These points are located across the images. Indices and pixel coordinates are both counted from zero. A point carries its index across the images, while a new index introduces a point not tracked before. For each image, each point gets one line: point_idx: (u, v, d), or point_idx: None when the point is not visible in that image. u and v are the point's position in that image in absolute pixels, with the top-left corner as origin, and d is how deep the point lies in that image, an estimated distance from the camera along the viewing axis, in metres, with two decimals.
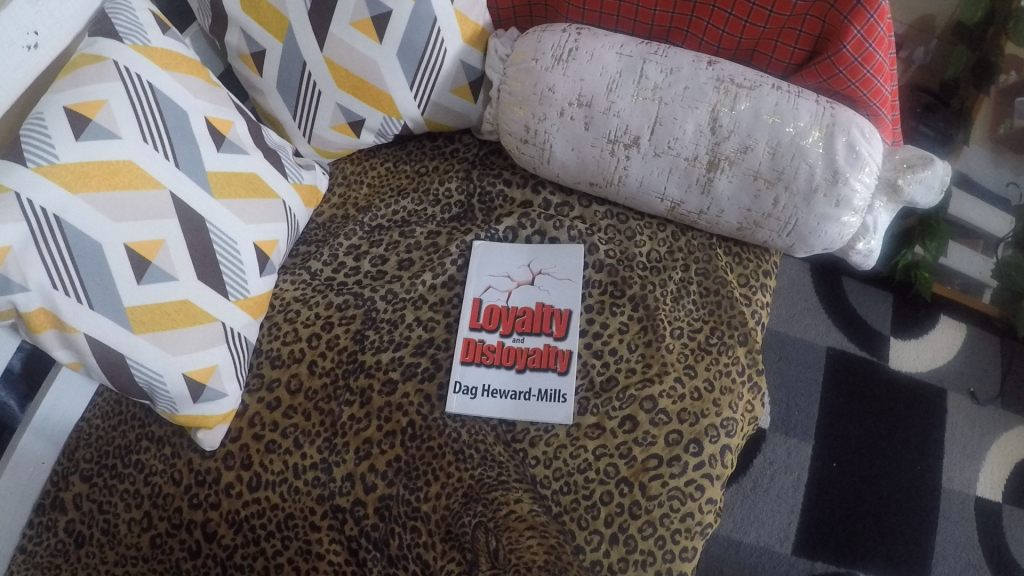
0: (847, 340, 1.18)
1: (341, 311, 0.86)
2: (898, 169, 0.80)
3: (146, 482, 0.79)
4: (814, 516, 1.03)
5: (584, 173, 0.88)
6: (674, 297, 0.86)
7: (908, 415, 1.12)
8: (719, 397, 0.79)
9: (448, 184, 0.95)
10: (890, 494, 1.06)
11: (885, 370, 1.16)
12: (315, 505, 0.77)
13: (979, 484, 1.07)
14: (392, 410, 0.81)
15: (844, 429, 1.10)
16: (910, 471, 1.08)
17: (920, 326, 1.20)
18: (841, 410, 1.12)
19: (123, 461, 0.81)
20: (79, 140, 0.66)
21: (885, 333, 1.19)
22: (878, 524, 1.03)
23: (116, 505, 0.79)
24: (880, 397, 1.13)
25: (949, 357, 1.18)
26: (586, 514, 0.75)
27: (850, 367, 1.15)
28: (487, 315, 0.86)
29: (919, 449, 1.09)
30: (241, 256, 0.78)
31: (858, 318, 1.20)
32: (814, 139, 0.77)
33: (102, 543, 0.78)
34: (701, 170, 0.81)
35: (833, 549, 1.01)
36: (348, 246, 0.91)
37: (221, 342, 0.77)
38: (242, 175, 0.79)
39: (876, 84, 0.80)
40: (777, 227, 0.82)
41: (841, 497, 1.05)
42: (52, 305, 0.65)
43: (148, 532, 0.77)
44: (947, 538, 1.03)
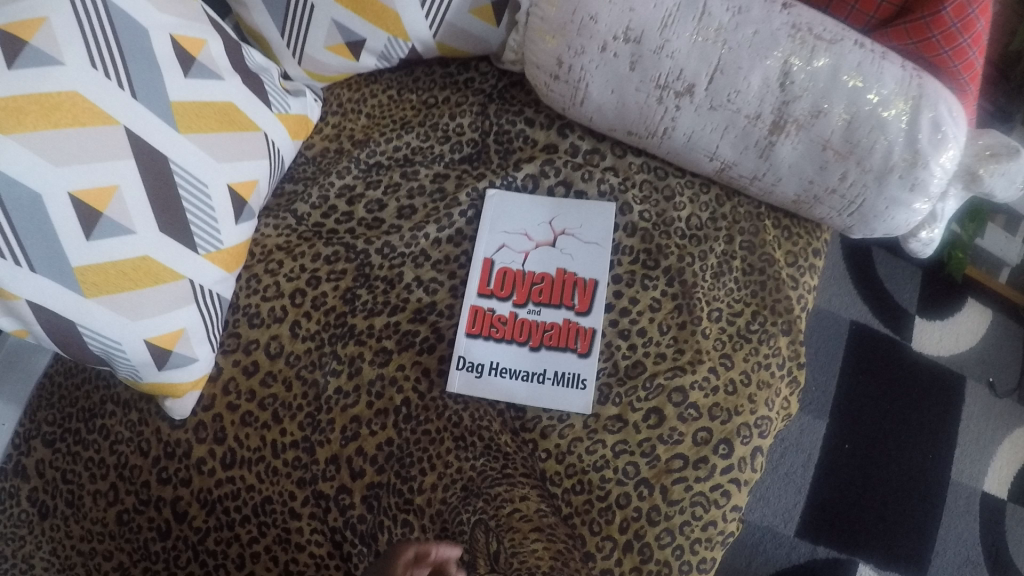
0: (871, 316, 1.10)
1: (330, 265, 0.75)
2: (979, 157, 0.70)
3: (112, 451, 0.71)
4: (822, 497, 0.98)
5: (623, 120, 0.76)
6: (714, 274, 0.76)
7: (925, 399, 1.05)
8: (756, 392, 0.72)
9: (460, 119, 0.82)
10: (900, 480, 1.00)
11: (907, 350, 1.08)
12: (295, 489, 0.68)
13: (987, 480, 1.02)
14: (384, 384, 0.71)
15: (861, 406, 1.04)
16: (922, 458, 1.02)
17: (947, 306, 1.12)
18: (859, 387, 1.05)
19: (87, 426, 0.73)
20: (12, 68, 0.53)
21: (912, 310, 1.11)
22: (882, 510, 0.98)
23: (81, 475, 0.71)
24: (899, 376, 1.06)
25: (972, 343, 1.10)
26: (599, 518, 0.67)
27: (872, 344, 1.08)
28: (499, 280, 0.76)
29: (933, 435, 1.03)
30: (213, 202, 0.66)
31: (884, 293, 1.12)
32: (896, 111, 0.66)
33: (66, 515, 0.71)
34: (762, 131, 0.70)
35: (839, 532, 0.97)
36: (341, 186, 0.79)
37: (189, 302, 0.66)
38: (216, 105, 0.65)
39: (970, 56, 0.68)
40: (839, 204, 0.73)
41: (851, 479, 0.99)
42: None
43: (115, 507, 0.70)
44: (949, 534, 0.98)
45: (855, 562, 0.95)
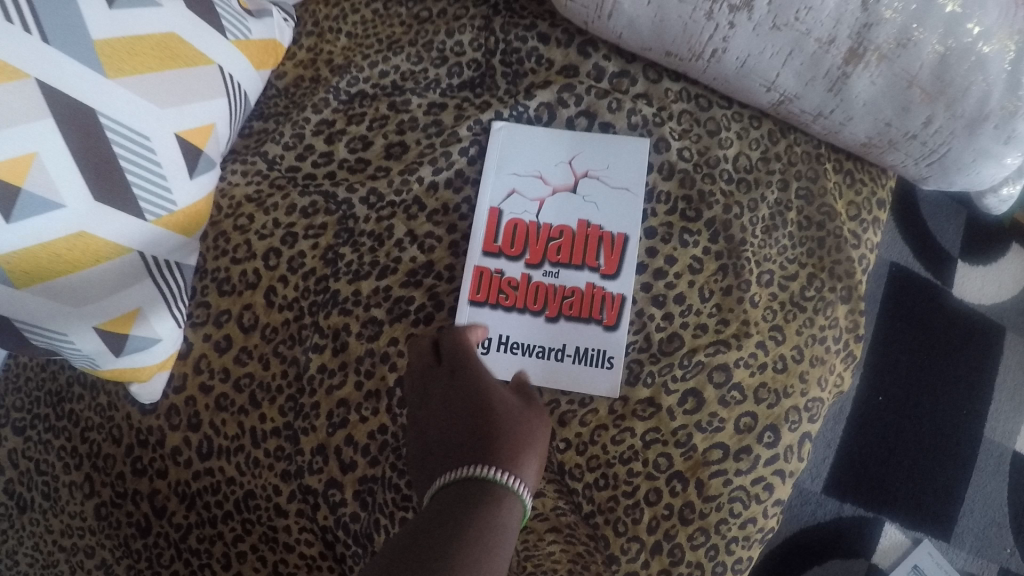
0: (912, 258, 0.99)
1: (308, 218, 0.63)
2: None
3: (84, 439, 0.66)
4: (851, 453, 0.91)
5: (662, 39, 0.62)
6: (765, 228, 0.64)
7: (962, 351, 0.95)
8: (808, 370, 0.62)
9: (459, 36, 0.68)
10: (931, 437, 0.92)
11: (949, 297, 0.97)
12: (279, 483, 0.60)
13: (1020, 438, 0.93)
14: (375, 362, 0.61)
15: (896, 355, 0.94)
16: (955, 413, 0.93)
17: (994, 248, 0.99)
18: (896, 335, 0.95)
19: (56, 412, 0.67)
20: None
21: (954, 253, 0.99)
22: (913, 467, 0.91)
23: (54, 466, 0.66)
24: (937, 324, 0.96)
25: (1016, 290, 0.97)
26: (625, 516, 0.59)
27: (912, 288, 0.97)
28: (508, 236, 0.64)
29: (969, 391, 0.94)
30: (160, 157, 0.55)
31: (926, 234, 0.99)
32: (997, 47, 0.55)
33: (44, 509, 0.67)
34: (836, 59, 0.58)
35: (868, 491, 0.90)
36: (318, 122, 0.66)
37: (143, 278, 0.57)
38: (155, 37, 0.54)
39: None
40: (917, 152, 0.62)
41: (882, 435, 0.92)
42: None
43: (92, 501, 0.65)
44: (977, 490, 0.91)
45: (882, 521, 0.90)
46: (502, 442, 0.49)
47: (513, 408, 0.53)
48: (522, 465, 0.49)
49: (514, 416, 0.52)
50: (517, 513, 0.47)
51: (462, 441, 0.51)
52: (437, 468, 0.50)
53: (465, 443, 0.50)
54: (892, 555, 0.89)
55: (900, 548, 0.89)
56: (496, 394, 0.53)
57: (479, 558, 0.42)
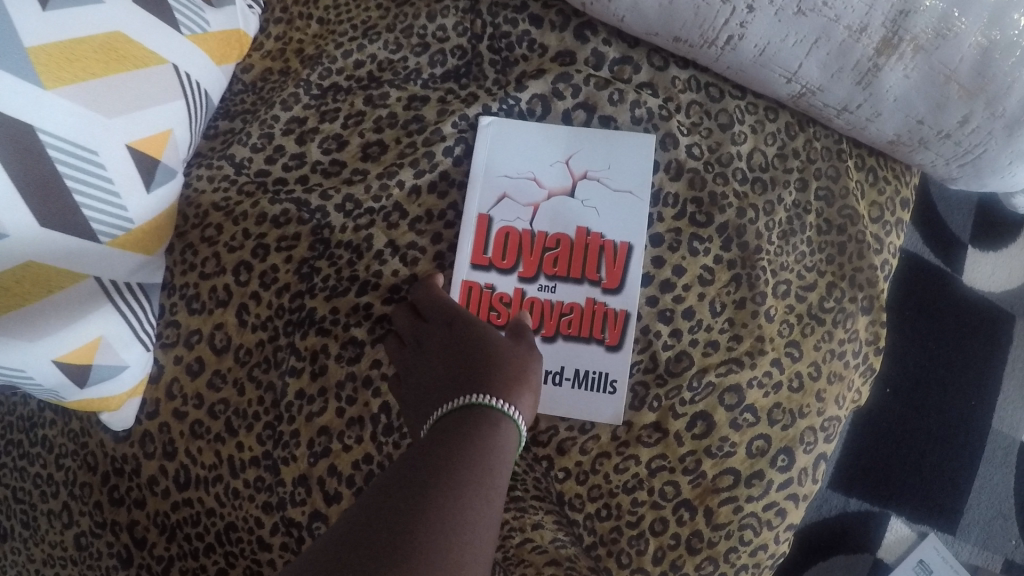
0: (921, 244, 0.93)
1: (280, 229, 0.58)
2: None
3: (58, 466, 0.61)
4: (856, 447, 0.88)
5: (669, 22, 0.56)
6: (782, 233, 0.59)
7: (971, 339, 0.91)
8: (826, 388, 0.57)
9: (442, 19, 0.62)
10: (939, 429, 0.88)
11: (958, 285, 0.92)
12: (261, 515, 0.56)
13: None
14: (357, 387, 0.56)
15: (903, 345, 0.90)
16: (962, 405, 0.89)
17: (1007, 233, 0.93)
18: (904, 324, 0.91)
19: (29, 437, 0.62)
20: None
21: (963, 239, 0.93)
22: (919, 462, 0.88)
23: (31, 494, 0.61)
24: (946, 311, 0.91)
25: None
26: (629, 548, 0.55)
27: (922, 276, 0.92)
28: (500, 246, 0.59)
29: (977, 380, 0.90)
30: (111, 172, 0.49)
31: (936, 219, 0.94)
32: None
33: (24, 538, 0.62)
34: (866, 49, 0.51)
35: (874, 485, 0.87)
36: (287, 120, 0.60)
37: (102, 302, 0.52)
38: (96, 39, 0.48)
39: None
40: (949, 152, 0.56)
41: (887, 427, 0.88)
42: None
43: (72, 530, 0.60)
44: (983, 483, 0.88)
45: (887, 515, 0.87)
46: (493, 378, 0.50)
47: (501, 343, 0.53)
48: (515, 394, 0.50)
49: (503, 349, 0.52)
50: (512, 438, 0.48)
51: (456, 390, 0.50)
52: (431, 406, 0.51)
53: (455, 383, 0.51)
54: (897, 550, 0.87)
55: (904, 542, 0.87)
56: (484, 334, 0.53)
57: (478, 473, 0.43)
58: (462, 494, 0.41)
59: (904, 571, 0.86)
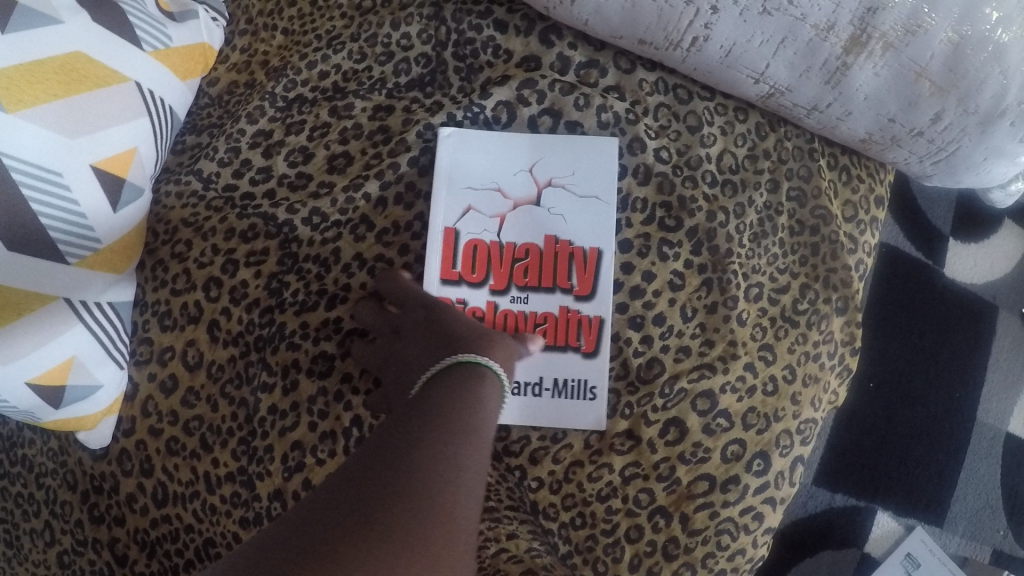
0: (903, 238, 0.92)
1: (248, 244, 0.58)
2: None
3: (39, 485, 0.61)
4: (842, 442, 0.87)
5: (633, 25, 0.55)
6: (753, 236, 0.58)
7: (954, 329, 0.90)
8: (801, 391, 0.57)
9: (406, 27, 0.61)
10: (924, 421, 0.88)
11: (941, 278, 0.91)
12: (239, 530, 0.57)
13: (1014, 419, 0.88)
14: (329, 401, 0.56)
15: (886, 338, 0.89)
16: (948, 397, 0.88)
17: (989, 225, 0.92)
18: (885, 318, 0.90)
19: (10, 456, 0.62)
20: None
21: (945, 232, 0.92)
22: (904, 454, 0.87)
23: (13, 513, 0.62)
24: (930, 302, 0.90)
25: (1009, 269, 0.91)
26: (605, 556, 0.56)
27: (904, 270, 0.91)
28: (469, 260, 0.59)
29: (961, 371, 0.89)
30: (75, 193, 0.49)
31: (917, 212, 0.92)
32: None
33: (10, 557, 0.63)
34: (834, 48, 0.50)
35: (860, 480, 0.87)
36: (253, 133, 0.60)
37: (73, 323, 0.52)
38: (55, 60, 0.48)
39: None
40: (923, 150, 0.55)
41: (872, 421, 0.88)
42: None
43: (54, 549, 0.61)
44: (970, 475, 0.87)
45: (873, 509, 0.86)
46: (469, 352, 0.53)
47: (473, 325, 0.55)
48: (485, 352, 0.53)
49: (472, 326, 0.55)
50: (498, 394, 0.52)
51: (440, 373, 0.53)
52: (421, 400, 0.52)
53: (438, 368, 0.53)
54: (885, 544, 0.86)
55: (891, 537, 0.86)
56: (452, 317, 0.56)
57: (454, 432, 0.46)
58: (445, 446, 0.45)
59: (891, 565, 0.85)
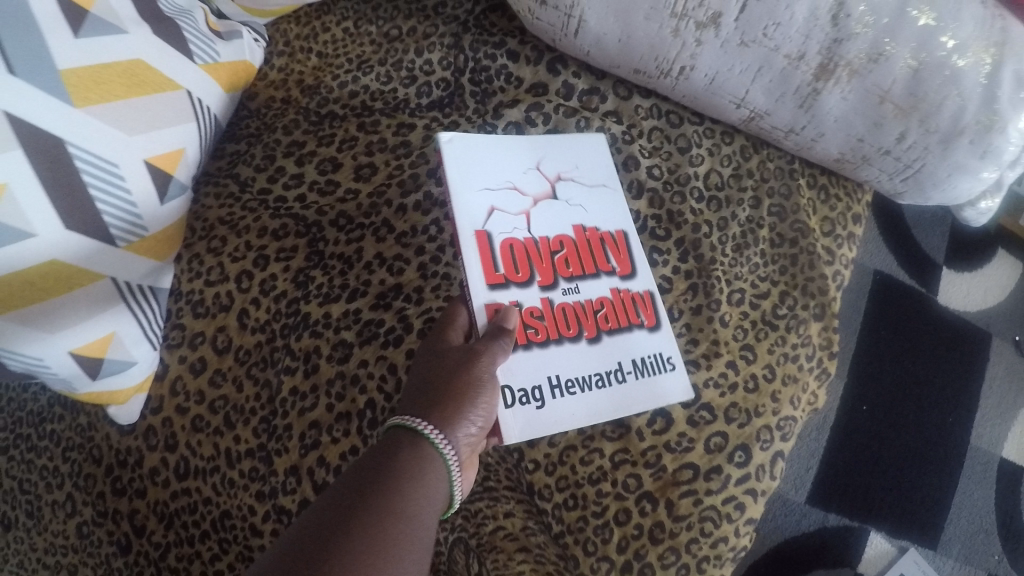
0: (899, 266, 1.05)
1: (279, 241, 0.64)
2: None
3: (65, 459, 0.66)
4: (837, 463, 0.93)
5: (628, 57, 0.62)
6: (736, 246, 0.64)
7: (947, 358, 1.00)
8: (780, 389, 0.62)
9: (428, 55, 0.69)
10: (918, 446, 0.95)
11: (934, 304, 1.03)
12: (255, 503, 0.61)
13: (1005, 446, 0.97)
14: (346, 384, 0.61)
15: (882, 364, 0.98)
16: (940, 422, 0.97)
17: (974, 257, 1.08)
18: (879, 342, 0.99)
19: (38, 431, 0.68)
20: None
21: (937, 261, 1.07)
22: (897, 476, 0.93)
23: (37, 485, 0.67)
24: (924, 332, 1.01)
25: (998, 299, 1.06)
26: (594, 536, 0.59)
27: (901, 297, 1.03)
28: (509, 260, 0.56)
29: (953, 398, 0.98)
30: (130, 183, 0.55)
31: (912, 243, 1.07)
32: (977, 61, 0.53)
33: (29, 527, 0.68)
34: (805, 75, 0.56)
35: (851, 500, 0.92)
36: (289, 142, 0.67)
37: (115, 300, 0.57)
38: (120, 65, 0.54)
39: None
40: (892, 168, 0.61)
41: (867, 442, 0.94)
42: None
43: (74, 519, 0.65)
44: (965, 499, 0.94)
45: (866, 529, 0.91)
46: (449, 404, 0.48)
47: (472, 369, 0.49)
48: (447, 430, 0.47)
49: (459, 379, 0.49)
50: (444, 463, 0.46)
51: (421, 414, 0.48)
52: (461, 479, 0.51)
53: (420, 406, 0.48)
54: (878, 563, 0.90)
55: (885, 556, 0.90)
56: (443, 361, 0.50)
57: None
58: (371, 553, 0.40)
59: None
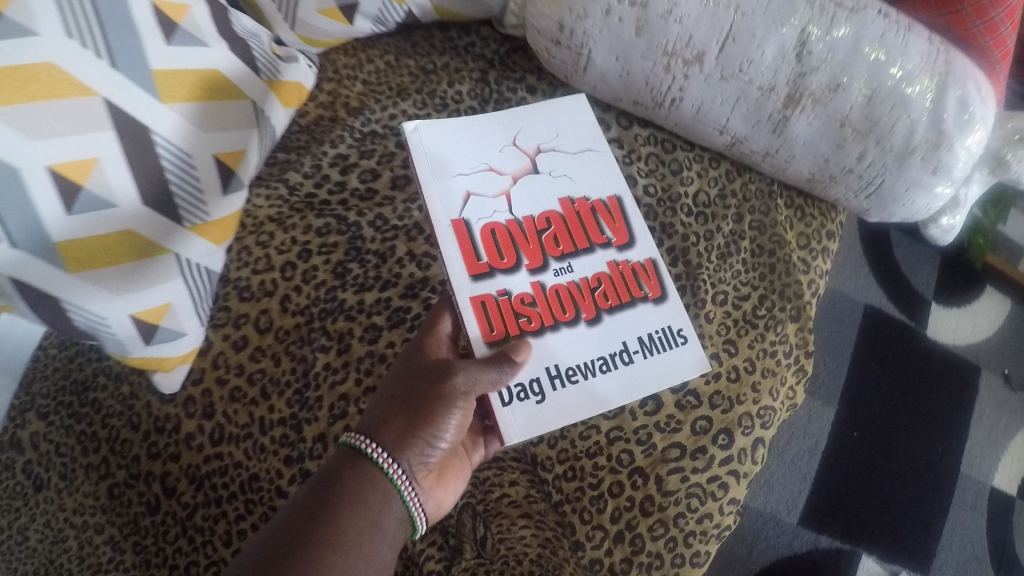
0: (888, 300, 1.14)
1: (322, 237, 0.73)
2: (1007, 141, 0.68)
3: (103, 425, 0.73)
4: (828, 486, 0.98)
5: (629, 89, 0.72)
6: (720, 254, 0.72)
7: (940, 388, 1.08)
8: (760, 380, 0.69)
9: (459, 87, 0.79)
10: (908, 471, 1.01)
11: (921, 337, 1.12)
12: (282, 467, 0.67)
13: (996, 475, 1.05)
14: (374, 361, 0.69)
15: (872, 391, 1.05)
16: (932, 450, 1.04)
17: (962, 295, 1.17)
18: (869, 371, 1.07)
19: (80, 399, 0.75)
20: (105, 35, 0.56)
21: (927, 297, 1.15)
22: (889, 500, 0.99)
23: (73, 448, 0.73)
24: (913, 364, 1.09)
25: (986, 334, 1.15)
26: (590, 506, 0.65)
27: (889, 330, 1.11)
28: (493, 249, 0.64)
29: (944, 429, 1.06)
30: (201, 173, 0.64)
31: (902, 278, 1.16)
32: (920, 87, 0.61)
33: (60, 488, 0.73)
34: (776, 104, 0.66)
35: (841, 523, 0.97)
36: (335, 156, 0.76)
37: (176, 275, 0.64)
38: (201, 72, 0.64)
39: (1003, 31, 0.64)
40: (856, 185, 0.69)
41: (856, 467, 1.00)
42: (70, 234, 0.56)
43: (106, 481, 0.71)
44: (957, 526, 1.00)
45: (858, 552, 0.96)
46: (410, 421, 0.55)
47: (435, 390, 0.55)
48: (402, 449, 0.55)
49: (432, 400, 0.55)
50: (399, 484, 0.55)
51: (389, 422, 0.56)
52: (432, 497, 0.59)
53: (391, 414, 0.56)
54: None
55: None
56: (418, 373, 0.57)
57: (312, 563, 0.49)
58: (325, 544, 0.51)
59: None
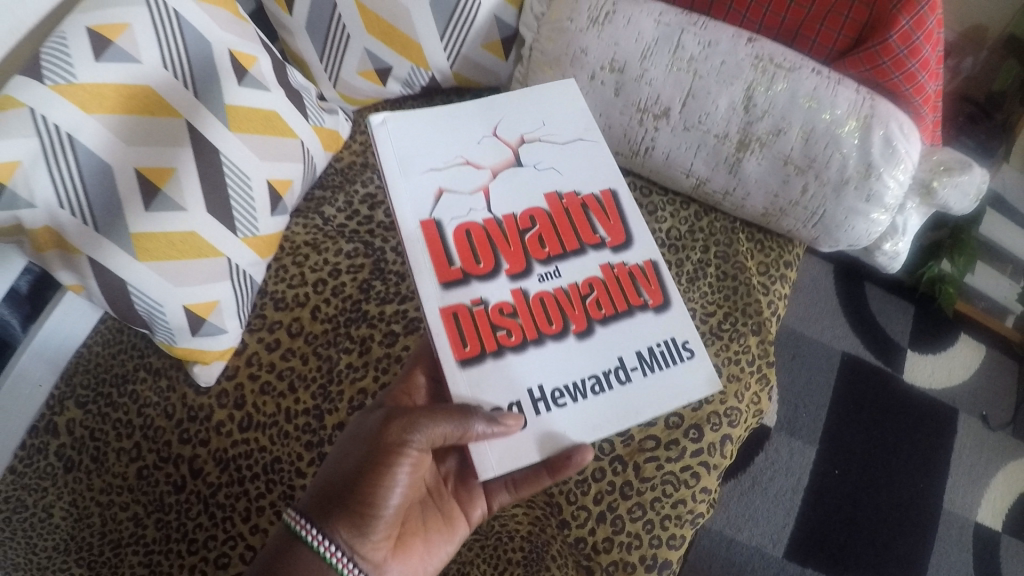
0: (864, 348, 1.24)
1: (350, 259, 0.85)
2: (933, 170, 0.78)
3: (140, 413, 0.80)
4: (807, 526, 1.08)
5: (610, 141, 0.86)
6: (690, 279, 0.84)
7: (919, 431, 1.18)
8: (726, 384, 0.78)
9: None
10: (890, 507, 1.11)
11: (897, 381, 1.22)
12: (302, 451, 0.76)
13: (980, 511, 1.14)
14: (390, 361, 0.79)
15: (849, 431, 1.16)
16: (914, 487, 1.14)
17: (937, 342, 1.26)
18: (850, 414, 1.18)
19: (119, 390, 0.82)
20: (192, 72, 0.71)
21: (902, 344, 1.25)
22: (871, 534, 1.09)
23: (109, 433, 0.80)
24: (891, 409, 1.19)
25: (963, 376, 1.24)
26: (575, 489, 0.73)
27: (864, 375, 1.21)
28: (468, 256, 0.66)
29: (923, 468, 1.15)
30: (255, 192, 0.77)
31: (878, 326, 1.26)
32: (849, 129, 0.75)
33: (89, 469, 0.79)
34: (730, 150, 0.79)
35: (824, 556, 1.07)
36: (364, 194, 0.91)
37: (225, 278, 0.76)
38: (263, 110, 0.78)
39: (920, 80, 0.76)
40: (803, 216, 0.81)
41: (836, 505, 1.10)
42: (145, 227, 0.68)
43: (137, 463, 0.78)
44: (942, 559, 1.09)
45: None
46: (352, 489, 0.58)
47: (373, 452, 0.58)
48: (334, 525, 0.57)
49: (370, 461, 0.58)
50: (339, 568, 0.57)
51: (335, 490, 0.59)
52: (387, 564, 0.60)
53: (337, 480, 0.59)
54: None
55: None
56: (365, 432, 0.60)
57: None
58: None
59: None
